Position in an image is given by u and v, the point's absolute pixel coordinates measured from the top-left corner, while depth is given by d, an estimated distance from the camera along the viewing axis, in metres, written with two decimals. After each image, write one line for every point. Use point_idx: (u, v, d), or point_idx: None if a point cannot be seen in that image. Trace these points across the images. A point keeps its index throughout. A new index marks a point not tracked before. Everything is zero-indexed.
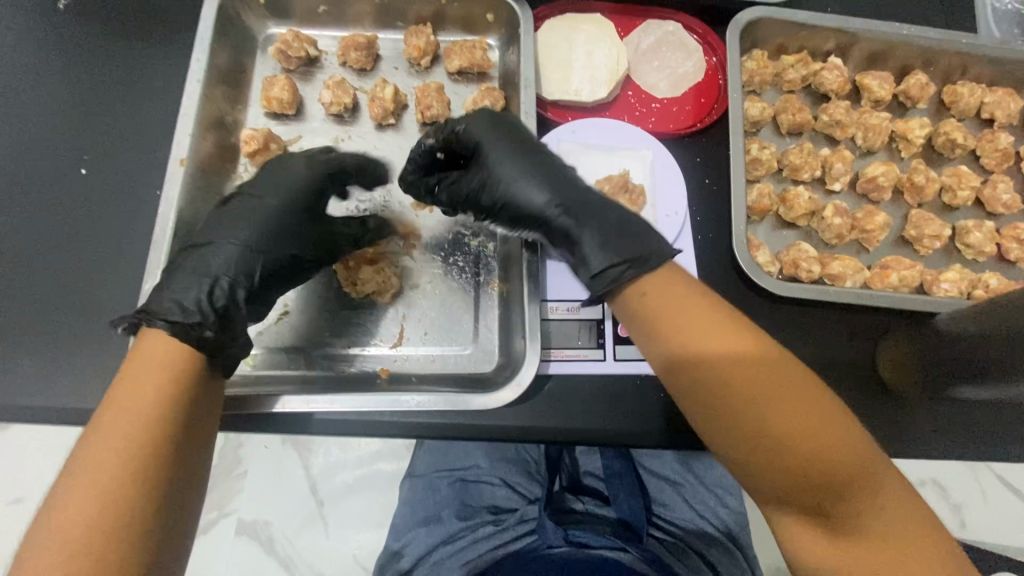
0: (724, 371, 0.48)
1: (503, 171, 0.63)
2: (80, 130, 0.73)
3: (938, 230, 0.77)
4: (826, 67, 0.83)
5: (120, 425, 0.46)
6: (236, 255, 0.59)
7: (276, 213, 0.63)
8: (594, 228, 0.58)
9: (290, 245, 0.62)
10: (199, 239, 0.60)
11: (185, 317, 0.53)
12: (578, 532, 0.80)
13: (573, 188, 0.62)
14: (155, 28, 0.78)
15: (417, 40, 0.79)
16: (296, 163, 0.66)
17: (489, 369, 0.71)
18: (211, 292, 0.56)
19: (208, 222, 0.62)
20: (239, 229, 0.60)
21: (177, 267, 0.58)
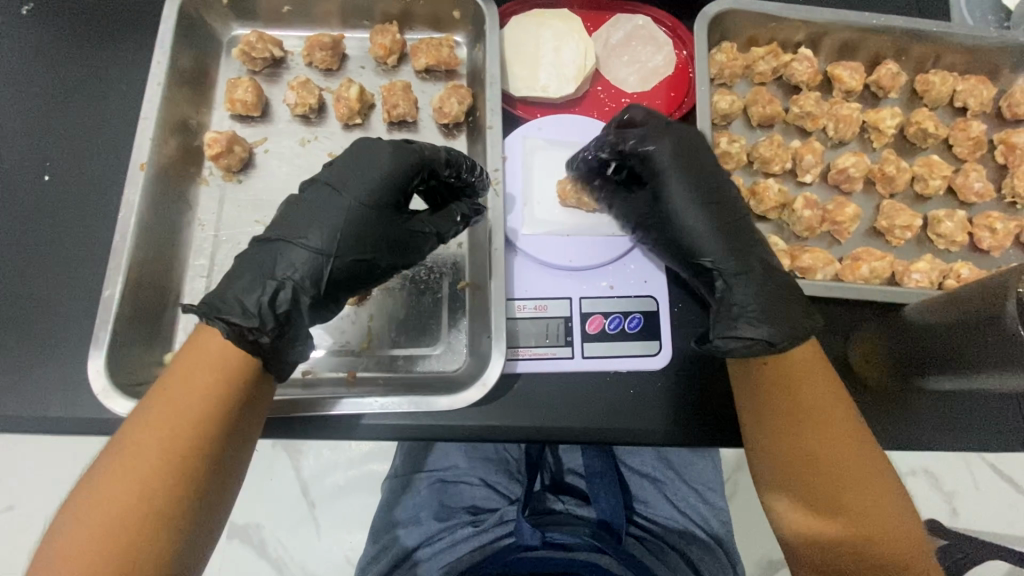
0: (813, 403, 0.57)
1: (682, 205, 0.63)
2: (43, 136, 0.73)
3: (910, 220, 0.76)
4: (796, 58, 0.82)
5: (162, 425, 0.48)
6: (311, 257, 0.57)
7: (356, 208, 0.60)
8: (755, 292, 0.59)
9: (368, 247, 0.60)
10: (276, 231, 0.59)
11: (243, 322, 0.53)
12: (555, 533, 0.80)
13: (739, 241, 0.62)
14: (117, 31, 0.77)
15: (382, 39, 0.78)
16: (385, 151, 0.62)
17: (456, 369, 0.70)
18: (278, 296, 0.55)
19: (283, 211, 0.60)
20: (315, 226, 0.58)
21: (252, 258, 0.57)
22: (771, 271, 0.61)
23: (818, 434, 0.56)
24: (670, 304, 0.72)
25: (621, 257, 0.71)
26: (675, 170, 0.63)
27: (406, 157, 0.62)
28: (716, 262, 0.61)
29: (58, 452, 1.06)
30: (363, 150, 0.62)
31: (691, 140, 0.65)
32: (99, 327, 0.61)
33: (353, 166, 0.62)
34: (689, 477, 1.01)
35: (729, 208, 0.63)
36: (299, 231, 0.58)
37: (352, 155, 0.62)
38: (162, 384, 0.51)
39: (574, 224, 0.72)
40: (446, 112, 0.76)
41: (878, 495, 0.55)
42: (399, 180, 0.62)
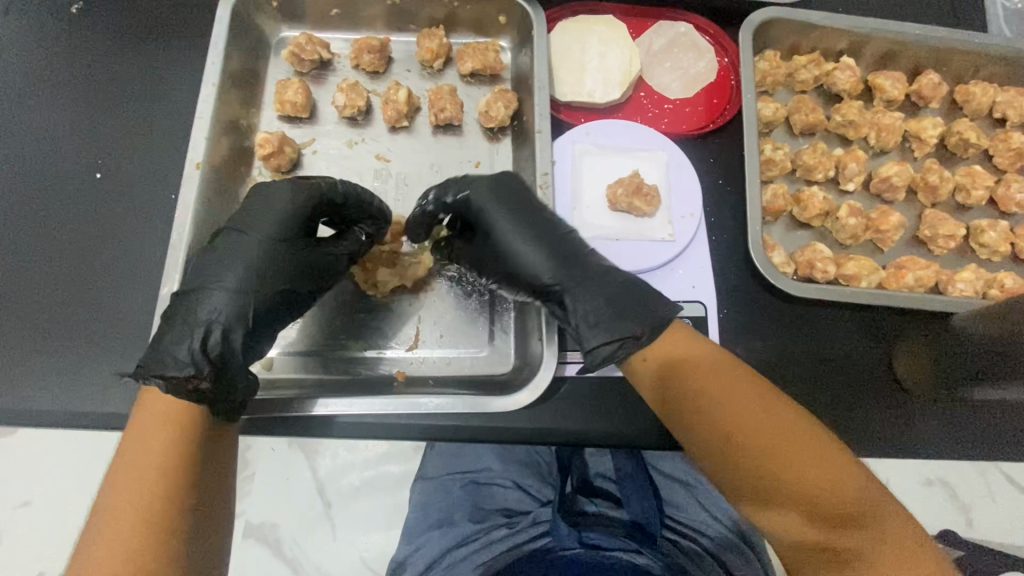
0: (730, 405, 0.54)
1: (504, 234, 0.64)
2: (92, 134, 0.73)
3: (953, 230, 0.76)
4: (838, 67, 0.83)
5: (126, 499, 0.49)
6: (232, 300, 0.58)
7: (264, 248, 0.61)
8: (595, 299, 0.60)
9: (283, 279, 0.62)
10: (191, 284, 0.59)
11: (182, 373, 0.53)
12: (592, 534, 0.82)
13: (570, 257, 0.63)
14: (168, 31, 0.78)
15: (429, 42, 0.79)
16: (282, 188, 0.63)
17: (505, 371, 0.70)
18: (206, 338, 0.55)
19: (196, 263, 0.61)
20: (229, 270, 0.59)
21: (171, 313, 0.57)
22: (613, 279, 0.61)
23: (729, 423, 0.53)
24: (717, 309, 0.72)
25: (669, 262, 0.72)
26: (490, 206, 0.64)
27: (303, 187, 0.63)
28: (556, 280, 0.61)
29: (78, 448, 1.06)
30: (261, 191, 0.64)
31: (511, 186, 0.66)
32: None
33: (255, 205, 0.63)
34: None
35: (572, 261, 0.62)
36: (218, 275, 0.59)
37: (252, 197, 0.64)
38: (111, 467, 0.51)
39: (622, 229, 0.73)
40: (493, 116, 0.77)
41: (842, 487, 0.50)
42: (303, 214, 0.64)
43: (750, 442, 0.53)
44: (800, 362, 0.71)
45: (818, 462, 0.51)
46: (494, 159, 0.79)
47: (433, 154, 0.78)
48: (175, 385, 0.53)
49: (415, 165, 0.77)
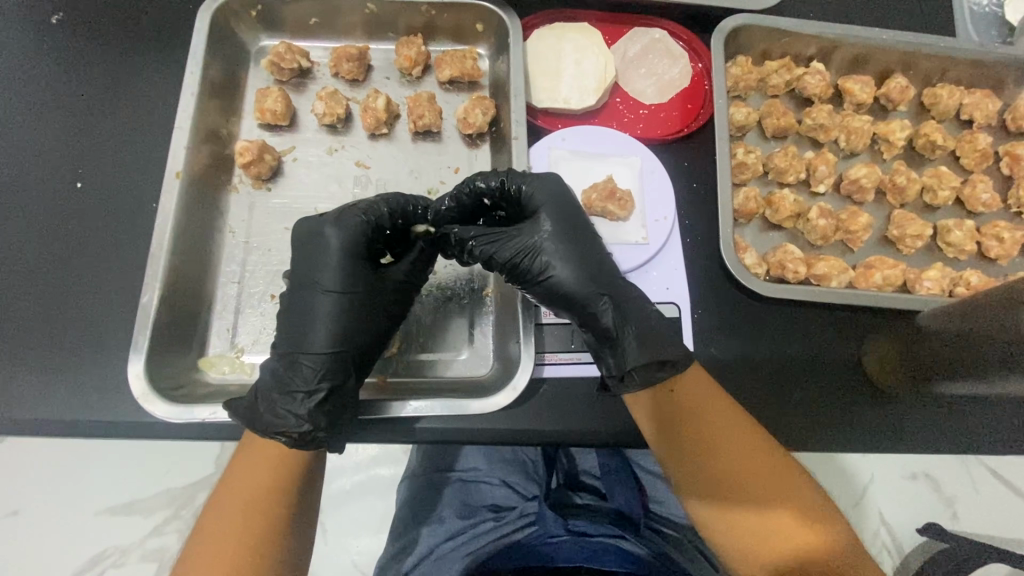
0: (713, 420, 0.62)
1: (554, 241, 0.65)
2: (73, 144, 0.74)
3: (921, 229, 0.79)
4: (808, 72, 0.85)
5: (237, 500, 0.57)
6: (325, 352, 0.61)
7: (340, 300, 0.63)
8: (638, 320, 0.63)
9: (369, 319, 0.64)
10: (284, 344, 0.62)
11: (301, 426, 0.58)
12: (578, 521, 0.82)
13: (606, 274, 0.65)
14: (147, 41, 0.78)
15: (408, 50, 0.80)
16: (332, 236, 0.64)
17: (485, 372, 0.72)
18: (313, 390, 0.60)
19: (280, 324, 0.63)
20: (314, 328, 0.62)
21: (268, 374, 0.61)
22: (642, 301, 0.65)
23: (711, 434, 0.61)
24: (691, 309, 0.74)
25: (643, 264, 0.74)
26: (545, 211, 0.66)
27: (354, 228, 0.64)
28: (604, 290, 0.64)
29: (65, 457, 1.06)
30: (316, 237, 0.64)
31: (568, 196, 0.68)
32: (138, 332, 0.62)
33: (309, 254, 0.64)
34: None
35: (611, 280, 0.65)
36: (301, 335, 0.62)
37: (308, 244, 0.65)
38: (226, 474, 0.59)
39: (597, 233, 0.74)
40: (471, 123, 0.78)
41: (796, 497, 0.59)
42: (364, 258, 0.65)
43: (723, 450, 0.60)
44: (772, 360, 0.73)
45: (779, 476, 0.60)
46: (473, 165, 0.80)
47: (412, 160, 0.79)
48: (298, 437, 0.58)
49: (395, 171, 0.79)
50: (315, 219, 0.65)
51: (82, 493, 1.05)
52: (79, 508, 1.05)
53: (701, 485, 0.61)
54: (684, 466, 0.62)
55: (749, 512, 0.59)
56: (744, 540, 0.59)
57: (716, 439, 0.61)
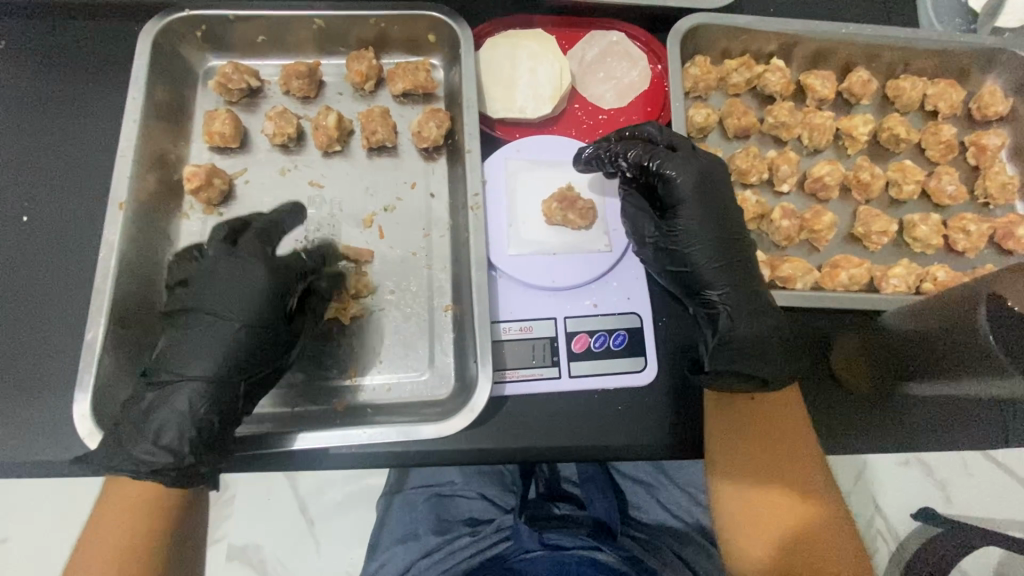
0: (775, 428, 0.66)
1: (695, 237, 0.65)
2: (18, 176, 0.72)
3: (886, 226, 0.77)
4: (768, 69, 0.84)
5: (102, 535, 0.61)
6: (205, 388, 0.57)
7: (235, 333, 0.58)
8: (758, 323, 0.64)
9: (267, 360, 0.60)
10: (163, 371, 0.58)
11: (177, 459, 0.55)
12: (552, 534, 0.84)
13: (740, 277, 0.65)
14: (90, 65, 0.76)
15: (358, 65, 0.78)
16: (257, 267, 0.60)
17: (444, 394, 0.71)
18: (192, 426, 0.56)
19: (164, 348, 0.59)
20: (200, 359, 0.57)
21: (146, 401, 0.57)
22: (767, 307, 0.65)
23: (768, 440, 0.65)
24: (655, 318, 0.73)
25: (603, 275, 0.72)
26: (694, 202, 0.65)
27: (279, 263, 0.62)
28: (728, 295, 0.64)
29: None
30: (223, 262, 0.61)
31: (718, 193, 0.66)
32: (84, 370, 0.61)
33: (223, 278, 0.60)
34: (683, 482, 0.99)
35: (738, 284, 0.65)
36: (187, 365, 0.57)
37: (212, 272, 0.61)
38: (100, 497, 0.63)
39: (556, 244, 0.73)
40: (425, 137, 0.76)
41: (811, 509, 0.63)
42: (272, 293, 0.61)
43: (772, 451, 0.65)
44: None
45: (807, 486, 0.63)
46: (430, 179, 0.79)
47: (368, 176, 0.78)
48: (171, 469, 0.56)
49: (349, 188, 0.77)
50: (217, 245, 0.62)
51: None
52: None
53: (733, 468, 0.65)
54: (720, 454, 0.66)
55: (762, 502, 0.63)
56: (746, 521, 0.64)
57: (770, 443, 0.65)
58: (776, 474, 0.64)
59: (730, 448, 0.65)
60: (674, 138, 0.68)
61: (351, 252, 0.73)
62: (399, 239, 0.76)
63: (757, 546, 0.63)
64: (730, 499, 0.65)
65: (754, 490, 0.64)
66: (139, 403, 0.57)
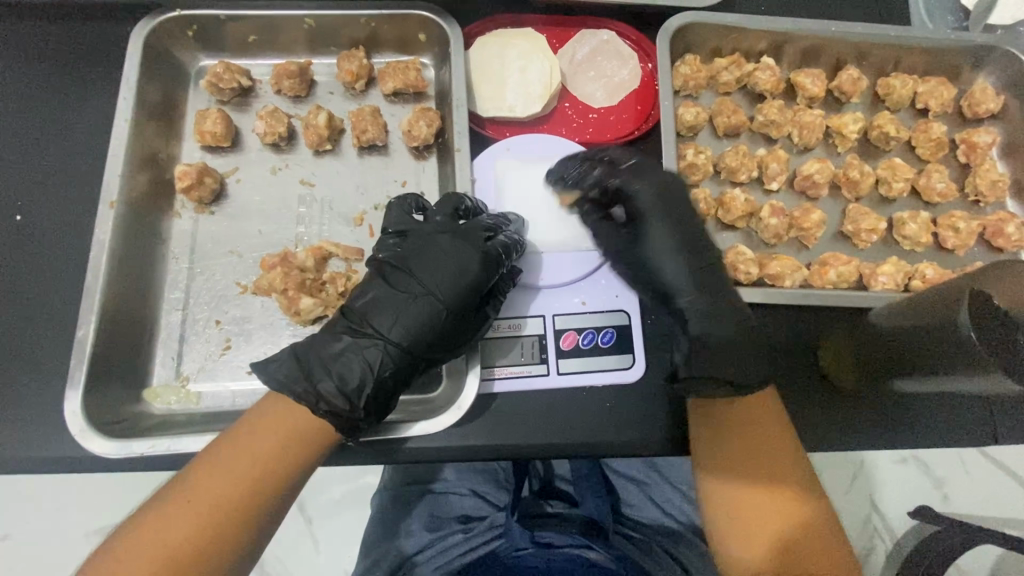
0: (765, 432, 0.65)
1: (661, 246, 0.65)
2: (10, 176, 0.73)
3: (874, 224, 0.78)
4: (758, 67, 0.84)
5: (239, 463, 0.56)
6: (393, 351, 0.61)
7: (434, 308, 0.62)
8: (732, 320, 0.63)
9: (452, 343, 0.64)
10: (362, 321, 0.63)
11: (349, 409, 0.59)
12: (544, 532, 0.83)
13: (713, 278, 0.65)
14: (80, 66, 0.77)
15: (349, 64, 0.79)
16: (468, 250, 0.64)
17: (433, 391, 0.71)
18: (371, 382, 0.60)
19: (368, 295, 0.64)
20: (400, 320, 0.62)
21: (341, 339, 0.62)
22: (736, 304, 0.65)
23: (757, 444, 0.64)
24: (643, 316, 0.73)
25: (591, 273, 0.73)
26: (656, 212, 0.66)
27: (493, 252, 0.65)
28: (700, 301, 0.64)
29: (38, 484, 1.05)
30: (444, 236, 0.65)
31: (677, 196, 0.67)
32: (75, 366, 0.62)
33: (445, 248, 0.65)
34: (675, 478, 1.00)
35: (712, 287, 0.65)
36: (384, 322, 0.62)
37: (436, 239, 0.65)
38: (252, 417, 0.59)
39: (546, 242, 0.73)
40: (415, 135, 0.77)
41: (802, 511, 0.62)
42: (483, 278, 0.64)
43: (764, 454, 0.64)
44: None
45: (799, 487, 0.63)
46: (421, 178, 0.79)
47: (358, 175, 0.78)
48: (338, 417, 0.59)
49: (340, 187, 0.77)
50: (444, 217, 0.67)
51: (57, 520, 1.04)
52: (54, 535, 1.04)
53: (721, 473, 0.64)
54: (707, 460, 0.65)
55: (753, 506, 0.63)
56: (736, 527, 0.63)
57: (762, 446, 0.64)
58: (765, 474, 0.63)
59: (717, 453, 0.65)
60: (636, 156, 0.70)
61: (341, 249, 0.74)
62: None
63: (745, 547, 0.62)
64: (718, 503, 0.64)
65: (745, 495, 0.63)
66: (331, 343, 0.61)
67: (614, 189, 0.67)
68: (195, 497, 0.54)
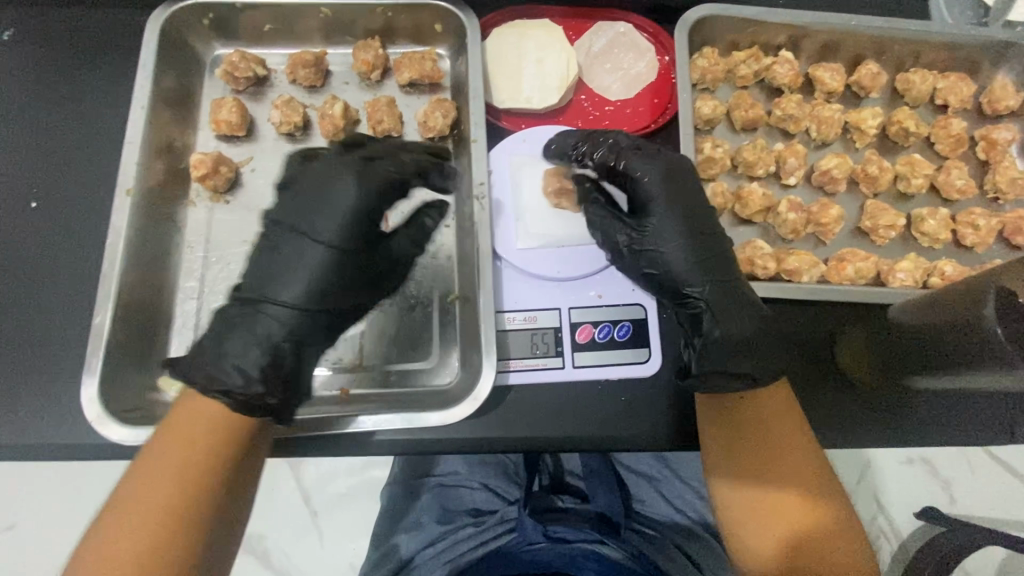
0: (778, 435, 0.64)
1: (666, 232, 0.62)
2: (26, 163, 0.72)
3: (893, 220, 0.77)
4: (776, 61, 0.83)
5: (171, 460, 0.54)
6: (293, 312, 0.56)
7: (336, 254, 0.58)
8: (740, 314, 0.61)
9: (361, 288, 0.59)
10: (253, 289, 0.58)
11: (246, 386, 0.54)
12: (557, 527, 0.83)
13: (716, 266, 0.63)
14: (96, 53, 0.76)
15: (365, 54, 0.78)
16: (346, 182, 0.58)
17: (448, 383, 0.71)
18: (268, 351, 0.55)
19: (251, 266, 0.59)
20: (293, 279, 0.57)
21: (232, 316, 0.56)
22: (744, 296, 0.63)
23: (772, 447, 0.63)
24: (659, 309, 0.73)
25: (608, 266, 0.72)
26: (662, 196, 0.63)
27: (377, 180, 0.59)
28: (702, 289, 0.62)
29: (49, 473, 1.05)
30: (309, 181, 0.60)
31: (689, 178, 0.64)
32: (92, 352, 0.62)
33: (310, 193, 0.59)
34: (685, 474, 1.00)
35: (720, 275, 0.62)
36: (273, 283, 0.57)
37: (273, 201, 0.60)
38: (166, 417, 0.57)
39: (563, 234, 0.73)
40: (431, 126, 0.76)
41: (817, 514, 0.61)
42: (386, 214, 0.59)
43: (777, 457, 0.63)
44: None
45: (812, 489, 0.62)
46: None
47: None
48: (238, 399, 0.54)
49: None
50: (323, 158, 0.61)
51: (67, 508, 1.04)
52: (64, 523, 1.04)
53: (736, 476, 0.64)
54: (721, 462, 0.65)
55: (767, 508, 0.62)
56: (752, 529, 0.63)
57: (776, 448, 0.63)
58: (778, 477, 0.63)
59: (732, 457, 0.64)
60: (625, 135, 0.67)
61: None
62: None
63: (751, 548, 0.63)
64: (732, 504, 0.64)
65: (758, 497, 0.63)
66: (220, 320, 0.57)
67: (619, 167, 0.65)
68: (129, 503, 0.52)
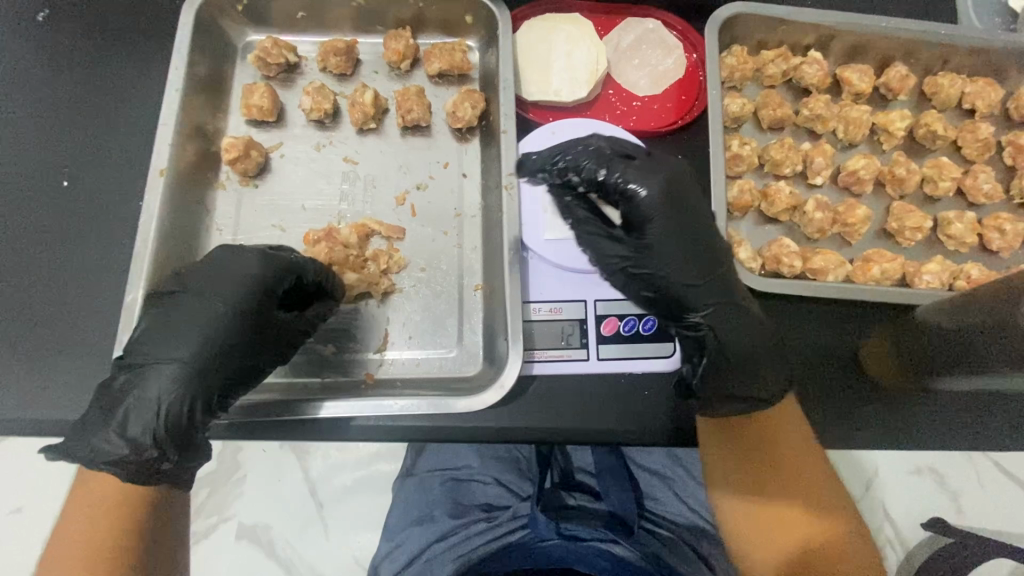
0: (790, 452, 0.65)
1: (667, 253, 0.59)
2: (60, 142, 0.73)
3: (919, 222, 0.77)
4: (805, 61, 0.83)
5: (80, 532, 0.59)
6: (180, 374, 0.57)
7: (224, 320, 0.59)
8: (746, 330, 0.61)
9: (242, 360, 0.59)
10: (139, 355, 0.58)
11: (138, 453, 0.55)
12: (569, 524, 0.81)
13: (717, 284, 0.60)
14: (131, 36, 0.77)
15: (396, 44, 0.79)
16: (251, 257, 0.61)
17: (473, 372, 0.71)
18: (159, 417, 0.55)
19: (142, 332, 0.59)
20: (179, 342, 0.58)
21: (116, 383, 0.57)
22: (753, 312, 0.62)
23: (787, 457, 0.65)
24: None
25: None
26: (666, 216, 0.60)
27: (276, 260, 0.62)
28: (704, 312, 0.60)
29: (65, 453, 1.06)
30: (226, 255, 0.62)
31: (686, 192, 0.61)
32: (122, 331, 0.62)
33: (218, 270, 0.61)
34: (698, 474, 0.99)
35: (721, 295, 0.60)
36: (172, 347, 0.57)
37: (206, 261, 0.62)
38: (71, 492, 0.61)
39: None
40: (460, 117, 0.77)
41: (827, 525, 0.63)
42: (265, 286, 0.61)
43: (788, 472, 0.65)
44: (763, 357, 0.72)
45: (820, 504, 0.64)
46: (463, 160, 0.79)
47: (401, 156, 0.78)
48: (130, 463, 0.56)
49: (383, 167, 0.77)
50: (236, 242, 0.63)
51: None
52: None
53: (748, 488, 0.65)
54: (736, 474, 0.66)
55: (779, 520, 0.64)
56: (766, 540, 0.64)
57: (788, 463, 0.65)
58: (791, 490, 0.64)
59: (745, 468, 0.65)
60: (616, 143, 0.62)
61: (383, 228, 0.74)
62: (430, 219, 0.76)
63: (755, 556, 0.64)
64: (744, 516, 0.65)
65: (770, 510, 0.64)
66: (111, 387, 0.57)
67: (612, 180, 0.60)
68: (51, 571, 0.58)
